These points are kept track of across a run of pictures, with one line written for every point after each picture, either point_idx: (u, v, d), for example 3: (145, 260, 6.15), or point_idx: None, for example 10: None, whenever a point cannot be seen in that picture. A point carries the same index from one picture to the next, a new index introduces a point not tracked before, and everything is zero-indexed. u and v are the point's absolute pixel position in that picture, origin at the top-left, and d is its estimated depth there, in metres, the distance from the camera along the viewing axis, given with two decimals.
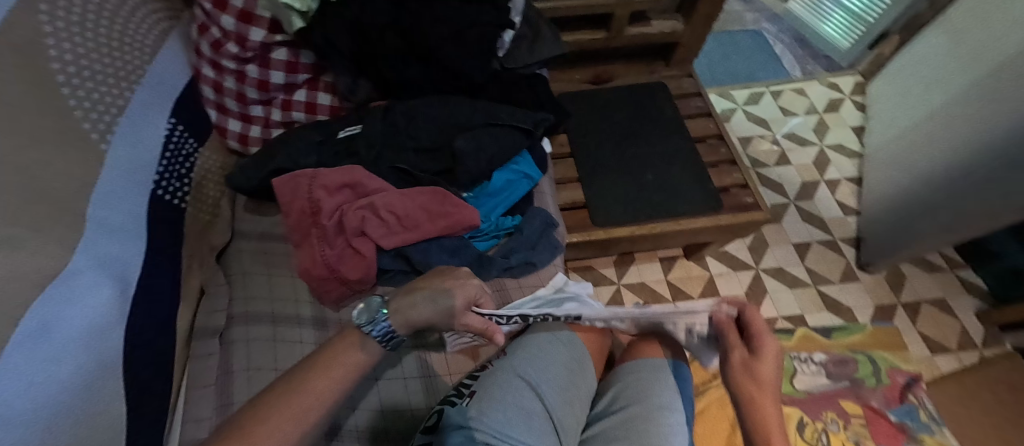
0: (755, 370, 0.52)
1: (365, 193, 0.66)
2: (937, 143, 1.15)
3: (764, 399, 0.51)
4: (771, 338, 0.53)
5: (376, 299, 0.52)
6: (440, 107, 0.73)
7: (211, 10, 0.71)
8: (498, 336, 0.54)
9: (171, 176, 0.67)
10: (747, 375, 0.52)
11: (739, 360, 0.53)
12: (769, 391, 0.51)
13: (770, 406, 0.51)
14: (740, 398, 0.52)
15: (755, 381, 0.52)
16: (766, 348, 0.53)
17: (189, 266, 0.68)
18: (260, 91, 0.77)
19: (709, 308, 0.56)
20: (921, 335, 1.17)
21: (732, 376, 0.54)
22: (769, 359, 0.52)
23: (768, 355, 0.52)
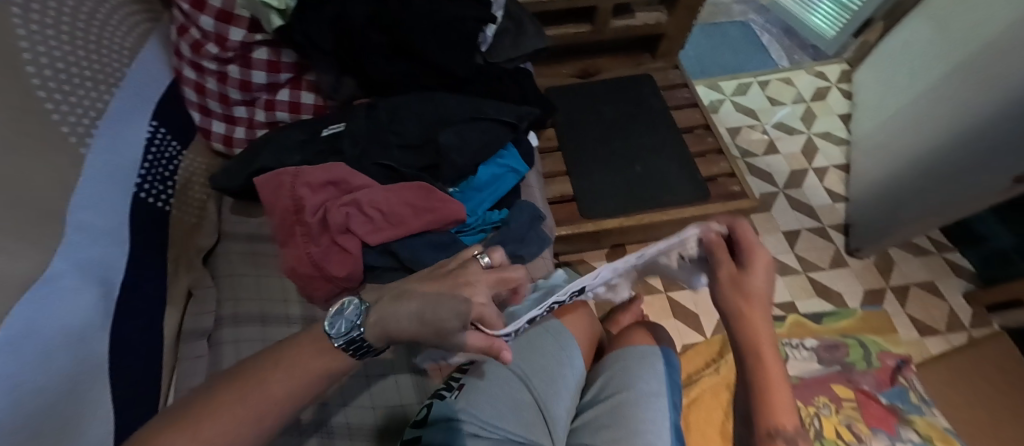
0: (745, 287, 0.50)
1: (350, 190, 0.66)
2: (920, 128, 1.16)
3: (755, 315, 0.50)
4: (762, 252, 0.50)
5: (355, 302, 0.43)
6: (423, 103, 0.73)
7: (190, 10, 0.71)
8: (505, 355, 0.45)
9: (154, 179, 0.68)
10: (737, 291, 0.51)
11: (728, 276, 0.51)
12: (758, 304, 0.50)
13: (760, 321, 0.50)
14: (730, 313, 0.52)
15: (745, 299, 0.50)
16: (757, 261, 0.51)
17: (176, 269, 0.69)
18: (242, 91, 0.76)
19: (698, 231, 0.53)
20: (910, 317, 1.18)
21: (720, 293, 0.52)
22: (759, 272, 0.50)
23: (759, 268, 0.50)
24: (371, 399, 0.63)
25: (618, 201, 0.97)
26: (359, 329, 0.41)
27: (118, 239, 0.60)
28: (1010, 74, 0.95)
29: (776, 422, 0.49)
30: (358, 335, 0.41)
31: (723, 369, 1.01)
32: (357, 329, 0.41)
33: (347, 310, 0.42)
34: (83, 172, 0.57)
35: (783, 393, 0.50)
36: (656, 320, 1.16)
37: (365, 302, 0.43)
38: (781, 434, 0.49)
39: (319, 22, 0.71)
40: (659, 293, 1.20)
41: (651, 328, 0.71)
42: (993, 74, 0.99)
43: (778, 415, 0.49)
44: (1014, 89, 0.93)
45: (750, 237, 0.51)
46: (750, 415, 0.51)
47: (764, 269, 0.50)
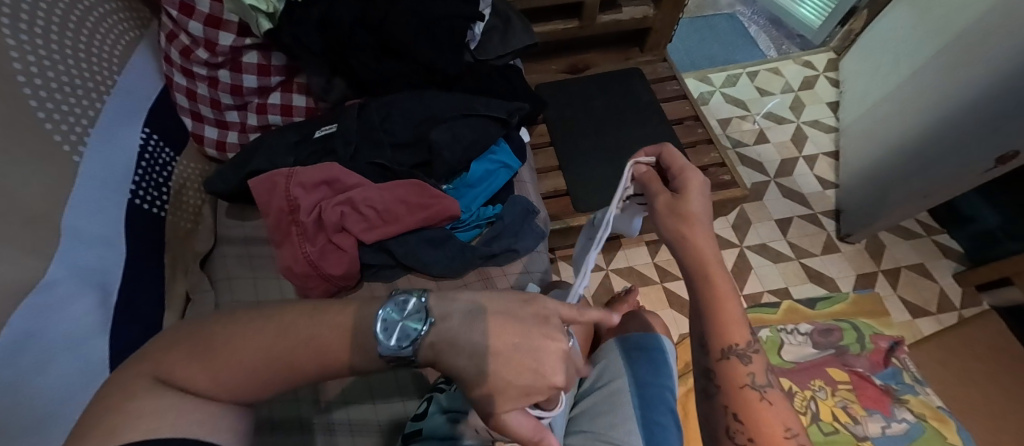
0: (680, 205, 0.54)
1: (343, 189, 0.66)
2: (906, 113, 1.17)
3: (694, 231, 0.53)
4: (692, 174, 0.55)
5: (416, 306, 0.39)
6: (413, 101, 0.73)
7: (177, 16, 0.71)
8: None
9: (148, 185, 0.69)
10: (673, 209, 0.54)
11: (665, 202, 0.55)
12: (697, 224, 0.53)
13: (701, 236, 0.52)
14: (673, 239, 0.54)
15: (681, 215, 0.53)
16: (689, 180, 0.55)
17: (173, 274, 0.69)
18: (234, 96, 0.77)
19: (631, 166, 0.60)
20: (901, 299, 1.20)
21: (658, 217, 0.55)
22: (693, 189, 0.54)
23: (692, 186, 0.54)
24: (372, 396, 0.64)
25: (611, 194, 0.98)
26: (408, 350, 0.37)
27: (114, 245, 0.60)
28: (992, 56, 0.96)
29: (727, 342, 0.50)
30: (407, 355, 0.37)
31: None
32: (405, 349, 0.37)
33: (409, 316, 0.38)
34: (77, 180, 0.57)
35: (734, 310, 0.51)
36: (653, 311, 1.17)
37: (431, 318, 0.39)
38: (734, 350, 0.50)
39: (308, 24, 0.71)
40: (654, 283, 1.21)
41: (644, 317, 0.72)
42: (976, 57, 1.01)
43: (730, 332, 0.50)
44: (998, 70, 0.94)
45: (679, 159, 0.57)
46: (703, 337, 0.52)
47: (697, 186, 0.54)
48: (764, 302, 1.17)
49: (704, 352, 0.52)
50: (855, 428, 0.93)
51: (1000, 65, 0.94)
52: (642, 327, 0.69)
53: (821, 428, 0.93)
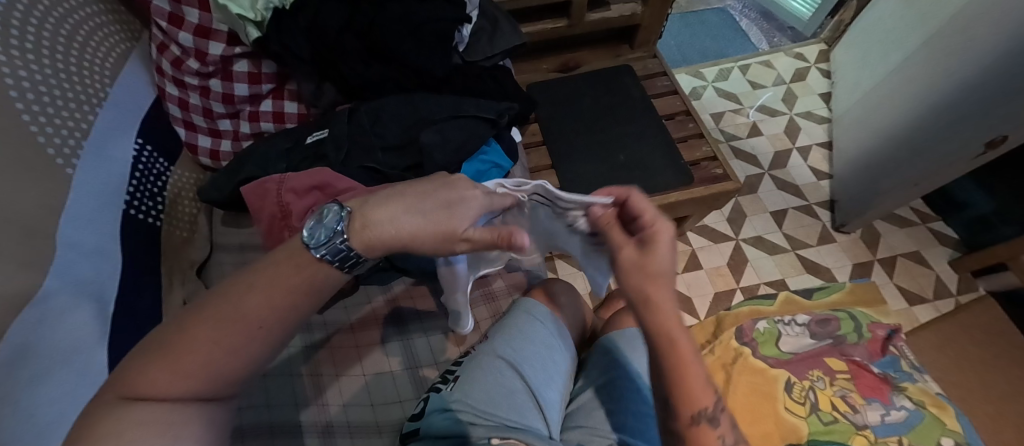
0: (643, 259, 0.49)
1: (335, 194, 0.65)
2: (896, 102, 1.18)
3: (658, 293, 0.48)
4: (663, 223, 0.49)
5: (332, 208, 0.47)
6: (403, 105, 0.74)
7: (168, 27, 0.72)
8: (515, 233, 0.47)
9: (143, 195, 0.70)
10: (639, 266, 0.49)
11: (629, 254, 0.50)
12: (662, 280, 0.48)
13: (666, 299, 0.47)
14: (638, 297, 0.49)
15: (644, 274, 0.48)
16: (658, 233, 0.49)
17: (170, 283, 0.70)
18: (225, 104, 0.77)
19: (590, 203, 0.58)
20: (898, 287, 1.21)
21: (623, 270, 0.50)
22: (660, 245, 0.49)
23: (659, 240, 0.49)
24: (370, 397, 0.65)
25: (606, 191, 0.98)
26: (342, 233, 0.46)
27: (110, 255, 0.61)
28: (980, 42, 0.97)
29: (698, 408, 0.47)
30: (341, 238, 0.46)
31: (718, 350, 1.05)
32: (340, 234, 0.46)
33: (329, 216, 0.47)
34: (71, 191, 0.58)
35: (699, 377, 0.47)
36: None
37: (347, 208, 0.48)
38: (704, 416, 0.47)
39: (296, 31, 0.72)
40: None
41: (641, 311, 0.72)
42: (962, 44, 1.01)
43: (697, 401, 0.47)
44: (986, 56, 0.95)
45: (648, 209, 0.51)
46: (668, 401, 0.48)
47: (666, 241, 0.49)
48: (760, 294, 1.17)
49: (668, 416, 0.48)
50: (854, 417, 0.93)
51: (989, 50, 0.94)
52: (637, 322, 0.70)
53: (820, 418, 0.93)
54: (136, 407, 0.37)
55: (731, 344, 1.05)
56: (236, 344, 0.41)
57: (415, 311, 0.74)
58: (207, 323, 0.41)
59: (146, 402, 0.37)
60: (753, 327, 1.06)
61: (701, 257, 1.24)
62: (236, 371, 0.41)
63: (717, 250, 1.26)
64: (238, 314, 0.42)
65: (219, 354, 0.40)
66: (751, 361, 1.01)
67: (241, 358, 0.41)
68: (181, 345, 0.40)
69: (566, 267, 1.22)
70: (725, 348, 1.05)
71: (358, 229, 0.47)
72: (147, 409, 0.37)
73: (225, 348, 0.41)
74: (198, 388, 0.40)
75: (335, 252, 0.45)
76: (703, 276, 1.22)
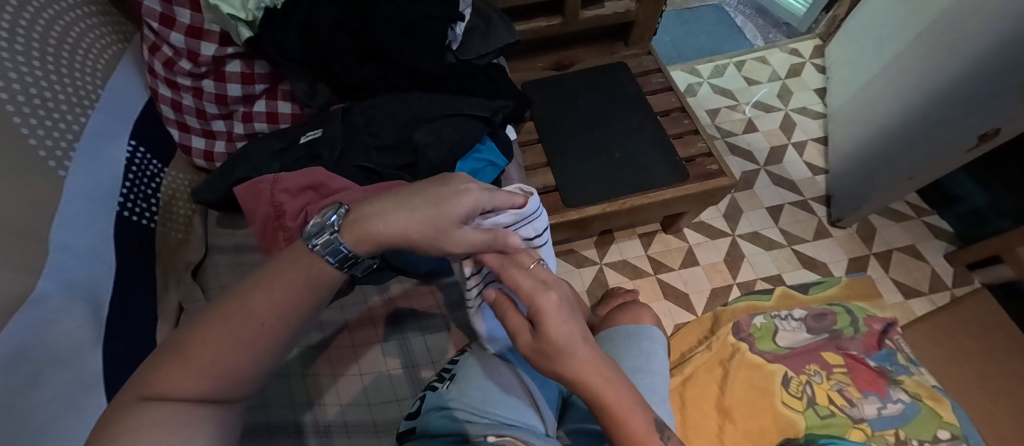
0: (541, 343, 0.45)
1: (329, 194, 0.65)
2: (891, 96, 1.18)
3: (570, 366, 0.45)
4: (543, 298, 0.45)
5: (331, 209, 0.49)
6: (396, 104, 0.74)
7: (159, 28, 0.72)
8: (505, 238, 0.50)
9: (137, 197, 0.70)
10: (538, 350, 0.45)
11: (527, 342, 0.46)
12: (571, 354, 0.45)
13: (578, 370, 0.45)
14: (557, 379, 0.46)
15: (548, 357, 0.45)
16: (541, 308, 0.44)
17: (166, 285, 0.70)
18: (219, 105, 0.77)
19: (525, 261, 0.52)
20: (894, 281, 1.21)
21: (530, 357, 0.47)
22: (550, 317, 0.44)
23: (546, 317, 0.44)
24: (368, 396, 0.65)
25: (602, 189, 0.98)
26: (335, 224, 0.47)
27: (104, 257, 0.61)
28: (972, 36, 0.97)
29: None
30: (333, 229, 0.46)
31: (716, 345, 1.05)
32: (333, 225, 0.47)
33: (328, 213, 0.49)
34: (65, 193, 0.58)
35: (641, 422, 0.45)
36: (648, 303, 1.18)
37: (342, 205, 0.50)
38: None
39: (288, 31, 0.72)
40: (648, 275, 1.22)
41: (639, 310, 0.73)
42: (955, 37, 1.02)
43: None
44: (979, 49, 0.95)
45: (524, 287, 0.46)
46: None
47: (552, 314, 0.44)
48: (758, 289, 1.18)
49: None
50: (851, 410, 0.93)
51: (981, 44, 0.94)
52: (633, 319, 0.70)
53: (817, 412, 0.93)
54: (150, 407, 0.37)
55: (729, 339, 1.05)
56: (246, 343, 0.41)
57: (412, 311, 0.73)
58: (214, 322, 0.41)
59: (159, 402, 0.38)
60: (751, 322, 1.06)
61: (698, 254, 1.25)
62: (245, 369, 0.42)
63: (713, 246, 1.26)
64: (245, 312, 0.42)
65: (227, 353, 0.41)
66: (748, 356, 1.02)
67: (249, 356, 0.42)
68: (192, 343, 0.40)
69: (563, 265, 1.22)
70: (723, 343, 1.05)
71: (351, 224, 0.47)
72: (160, 409, 0.37)
73: (233, 345, 0.41)
74: (209, 386, 0.40)
75: (325, 244, 0.45)
76: (700, 272, 1.22)
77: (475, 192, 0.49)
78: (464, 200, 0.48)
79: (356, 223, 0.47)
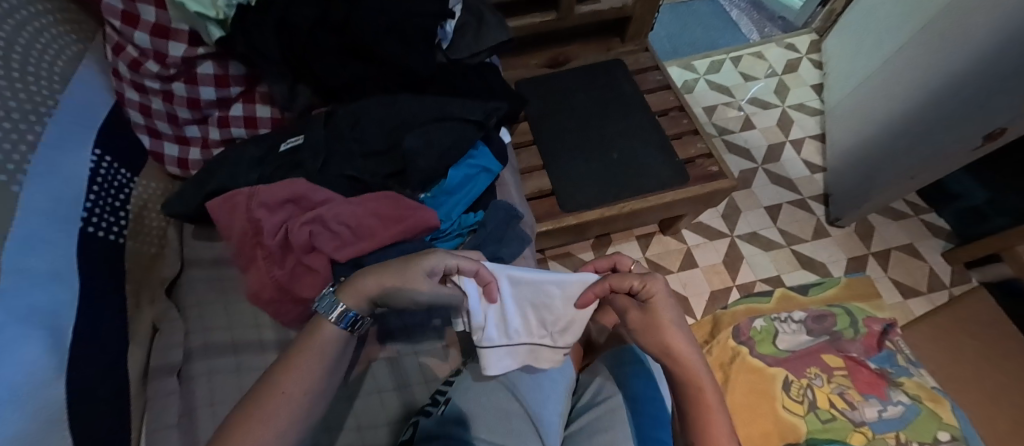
0: (650, 319, 0.50)
1: (312, 207, 0.59)
2: (893, 93, 1.15)
3: (675, 339, 0.50)
4: (659, 284, 0.50)
5: (328, 299, 0.51)
6: (385, 107, 0.68)
7: (122, 27, 0.65)
8: (433, 262, 0.50)
9: (103, 211, 0.65)
10: (645, 324, 0.50)
11: (636, 317, 0.51)
12: (673, 331, 0.50)
13: (685, 347, 0.49)
14: (659, 351, 0.51)
15: (658, 334, 0.50)
16: (658, 292, 0.50)
17: (138, 303, 0.66)
18: (192, 110, 0.72)
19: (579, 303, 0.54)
20: (892, 281, 1.19)
21: (634, 330, 0.51)
22: (664, 301, 0.50)
23: (657, 300, 0.50)
24: (356, 421, 0.60)
25: (600, 191, 0.94)
26: (346, 311, 0.50)
27: (65, 280, 0.56)
28: (977, 31, 0.94)
29: None
30: (352, 315, 0.50)
31: (716, 350, 1.04)
32: (347, 315, 0.50)
33: (327, 305, 0.50)
34: (20, 211, 0.53)
35: (721, 429, 0.47)
36: None
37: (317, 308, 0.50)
38: None
39: (262, 28, 0.64)
40: None
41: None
42: (959, 33, 0.98)
43: None
44: (984, 46, 0.92)
45: (636, 279, 0.50)
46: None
47: (662, 297, 0.50)
48: (756, 291, 1.15)
49: None
50: (852, 414, 0.92)
51: (985, 39, 0.91)
52: None
53: (818, 416, 0.92)
54: None
55: (729, 343, 1.03)
56: None
57: (402, 326, 0.69)
58: None
59: None
60: (751, 325, 1.05)
61: (697, 255, 1.22)
62: None
63: (712, 247, 1.23)
64: None
65: None
66: (749, 360, 1.00)
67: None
68: None
69: (560, 268, 1.18)
70: (722, 348, 1.03)
71: (347, 288, 0.50)
72: None
73: None
74: None
75: (351, 322, 0.50)
76: (698, 274, 1.20)
77: (444, 253, 0.50)
78: (427, 255, 0.50)
79: (349, 288, 0.50)
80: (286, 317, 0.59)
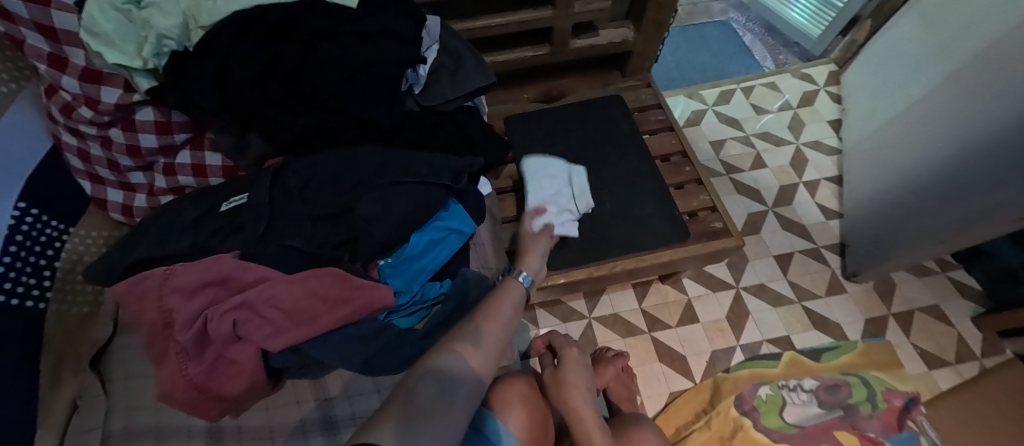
0: (558, 375, 0.64)
1: (241, 288, 0.52)
2: (917, 142, 1.05)
3: (571, 395, 0.62)
4: (572, 349, 0.68)
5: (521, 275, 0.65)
6: (339, 164, 0.61)
7: (48, 71, 0.58)
8: (530, 222, 0.78)
9: (19, 274, 0.58)
10: (555, 378, 0.65)
11: (548, 372, 0.66)
12: (574, 391, 0.63)
13: (579, 400, 0.62)
14: (561, 405, 0.63)
15: (562, 389, 0.63)
16: (567, 357, 0.66)
17: (57, 375, 0.59)
18: (133, 157, 0.65)
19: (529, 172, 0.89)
20: (915, 347, 1.08)
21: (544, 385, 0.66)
22: (571, 364, 0.65)
23: (568, 360, 0.66)
24: None
25: (591, 246, 0.86)
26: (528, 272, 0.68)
27: None
28: (1014, 81, 0.84)
29: None
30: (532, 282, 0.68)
31: (715, 422, 0.94)
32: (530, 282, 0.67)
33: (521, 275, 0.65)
34: None
35: None
36: (640, 365, 1.05)
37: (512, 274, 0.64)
38: None
39: (201, 74, 0.57)
40: (642, 333, 1.08)
41: (636, 426, 0.69)
42: (993, 84, 0.88)
43: None
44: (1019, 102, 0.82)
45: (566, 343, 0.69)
46: None
47: (573, 361, 0.66)
48: (762, 354, 1.06)
49: None
50: None
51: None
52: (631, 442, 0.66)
53: None
54: None
55: (731, 414, 0.94)
56: None
57: (351, 413, 0.61)
58: None
59: None
60: (756, 393, 0.96)
61: (698, 309, 1.12)
62: None
63: (716, 300, 1.14)
64: None
65: None
66: (753, 435, 0.91)
67: None
68: None
69: (549, 318, 1.09)
70: (723, 420, 0.94)
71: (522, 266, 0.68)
72: None
73: None
74: None
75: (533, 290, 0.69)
76: (699, 331, 1.09)
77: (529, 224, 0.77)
78: (530, 230, 0.76)
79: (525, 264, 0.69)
80: (207, 414, 0.52)
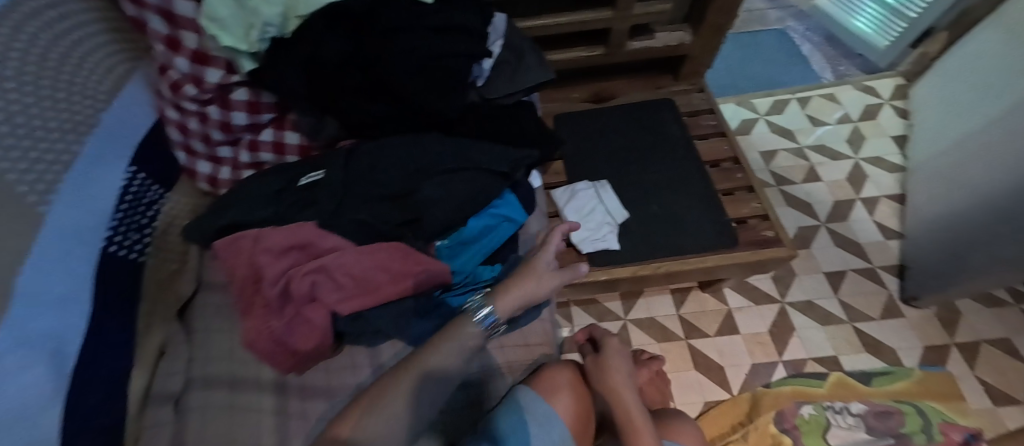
0: (601, 361, 0.66)
1: (317, 254, 0.58)
2: (991, 165, 1.00)
3: (614, 378, 0.64)
4: (614, 338, 0.69)
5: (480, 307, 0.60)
6: (405, 148, 0.65)
7: (164, 51, 0.65)
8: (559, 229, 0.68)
9: (127, 229, 0.65)
10: (597, 364, 0.67)
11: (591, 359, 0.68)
12: (618, 375, 0.65)
13: (621, 384, 0.64)
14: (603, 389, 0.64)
15: (604, 373, 0.65)
16: (609, 345, 0.68)
17: (148, 322, 0.66)
18: (225, 132, 0.72)
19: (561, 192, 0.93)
20: (980, 381, 1.02)
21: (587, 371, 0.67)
22: (613, 351, 0.67)
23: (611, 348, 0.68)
24: None
25: (635, 245, 0.87)
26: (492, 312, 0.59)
27: (78, 299, 0.54)
28: None
29: None
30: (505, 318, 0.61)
31: (753, 436, 0.94)
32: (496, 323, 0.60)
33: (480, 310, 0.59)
34: (44, 223, 0.52)
35: None
36: (676, 371, 1.05)
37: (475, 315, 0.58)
38: None
39: (292, 59, 0.63)
40: (678, 339, 1.08)
41: (675, 422, 0.69)
42: None
43: None
44: None
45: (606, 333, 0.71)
46: None
47: (615, 348, 0.68)
48: (809, 372, 1.03)
49: None
50: None
51: None
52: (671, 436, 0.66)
53: None
54: None
55: (769, 429, 0.94)
56: None
57: None
58: None
59: None
60: (797, 412, 0.94)
61: (739, 320, 1.10)
62: None
63: (759, 313, 1.11)
64: None
65: None
66: None
67: None
68: None
69: (584, 315, 1.10)
70: (761, 434, 0.94)
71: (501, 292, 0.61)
72: None
73: None
74: None
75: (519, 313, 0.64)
76: (739, 342, 1.07)
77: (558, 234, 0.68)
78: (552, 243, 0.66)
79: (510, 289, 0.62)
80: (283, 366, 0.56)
